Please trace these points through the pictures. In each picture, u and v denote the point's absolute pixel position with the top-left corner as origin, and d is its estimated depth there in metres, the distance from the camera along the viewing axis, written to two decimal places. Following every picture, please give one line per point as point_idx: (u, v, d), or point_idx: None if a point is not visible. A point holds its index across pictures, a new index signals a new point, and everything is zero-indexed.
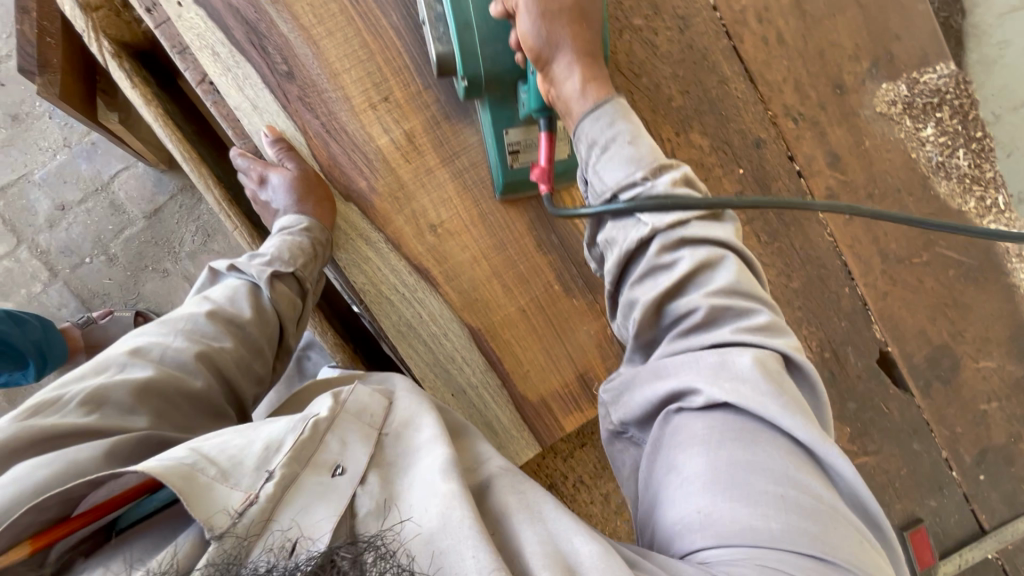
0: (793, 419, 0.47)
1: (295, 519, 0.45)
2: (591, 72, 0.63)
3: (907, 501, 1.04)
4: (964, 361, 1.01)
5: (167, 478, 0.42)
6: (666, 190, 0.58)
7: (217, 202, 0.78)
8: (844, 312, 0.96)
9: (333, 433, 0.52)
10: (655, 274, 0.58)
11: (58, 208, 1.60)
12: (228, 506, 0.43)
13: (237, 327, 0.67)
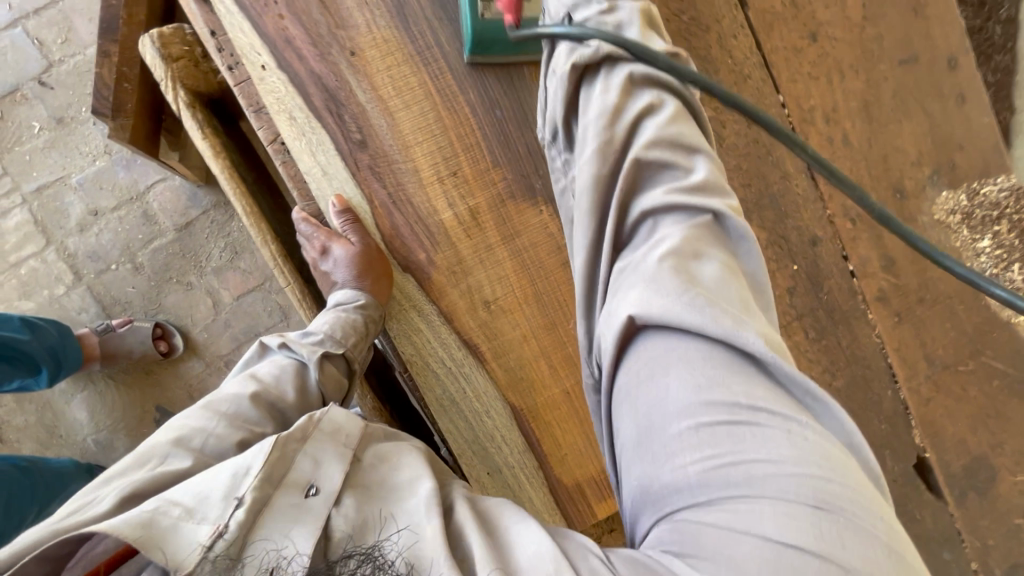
0: (700, 320, 0.48)
1: (269, 549, 0.49)
2: None
3: None
4: (1001, 474, 0.99)
5: (129, 530, 0.46)
6: (617, 31, 0.62)
7: (270, 260, 0.79)
8: (884, 414, 0.94)
9: (299, 452, 0.57)
10: (599, 120, 0.61)
11: (91, 213, 1.60)
12: (197, 540, 0.48)
13: (278, 411, 0.67)
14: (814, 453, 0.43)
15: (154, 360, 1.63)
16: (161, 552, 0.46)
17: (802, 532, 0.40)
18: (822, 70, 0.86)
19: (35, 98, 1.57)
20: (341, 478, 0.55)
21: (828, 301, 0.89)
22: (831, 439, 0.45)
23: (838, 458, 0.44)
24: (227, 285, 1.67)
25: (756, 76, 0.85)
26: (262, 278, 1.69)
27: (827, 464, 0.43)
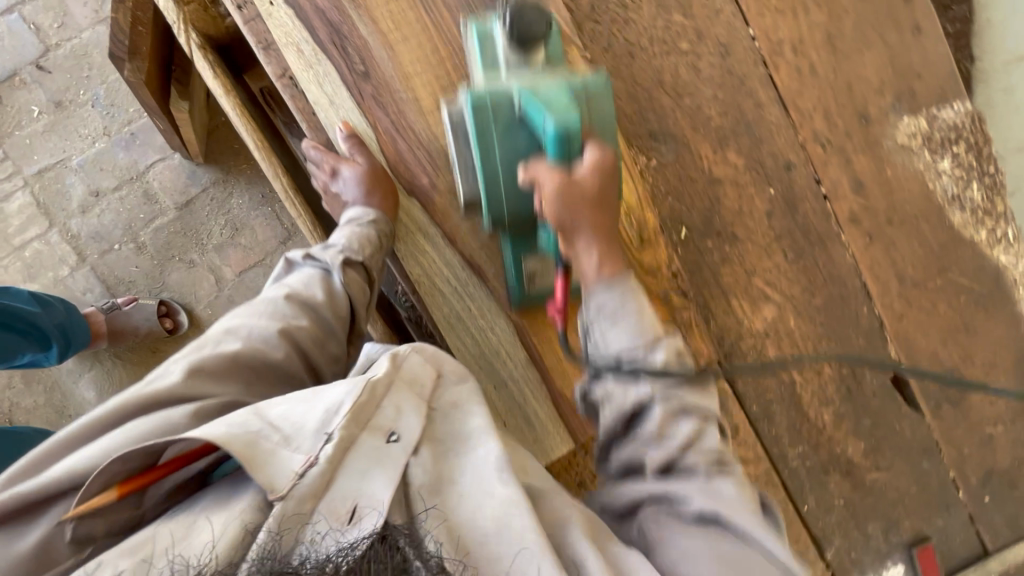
0: (748, 523, 0.59)
1: (355, 486, 0.58)
2: (608, 253, 0.67)
3: (915, 519, 1.07)
4: (972, 384, 1.05)
5: (231, 447, 0.56)
6: (663, 363, 0.65)
7: (282, 187, 0.92)
8: (861, 331, 1.01)
9: (384, 401, 0.66)
10: (645, 422, 0.66)
11: (92, 194, 1.64)
12: (292, 469, 0.57)
13: (312, 309, 0.80)
14: None
15: (158, 337, 1.65)
16: (262, 477, 0.56)
17: None
18: (787, 6, 0.93)
19: (34, 83, 1.62)
20: (418, 426, 0.66)
21: (804, 223, 0.95)
22: None
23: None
24: (229, 262, 1.71)
25: (727, 13, 0.92)
26: (263, 253, 1.73)
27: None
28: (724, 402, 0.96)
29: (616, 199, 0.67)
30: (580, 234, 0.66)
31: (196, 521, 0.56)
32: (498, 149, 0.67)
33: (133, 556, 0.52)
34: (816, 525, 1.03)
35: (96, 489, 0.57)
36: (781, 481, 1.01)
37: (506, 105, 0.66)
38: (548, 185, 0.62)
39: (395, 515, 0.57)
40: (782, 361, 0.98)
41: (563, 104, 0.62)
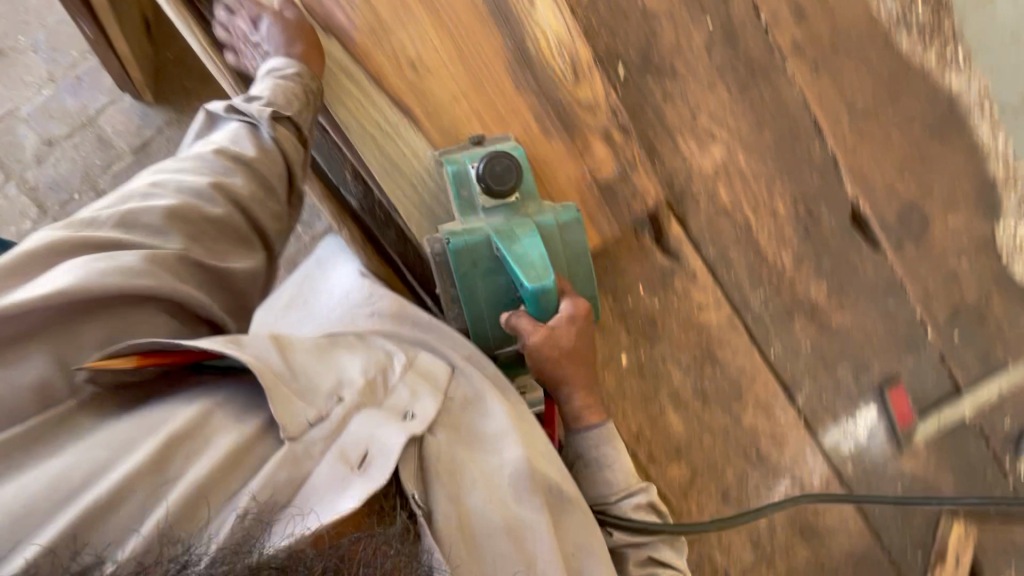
0: None
1: (366, 432, 0.67)
2: (589, 399, 0.83)
3: (885, 360, 1.07)
4: (932, 218, 1.05)
5: (261, 375, 0.64)
6: (633, 501, 0.82)
7: (199, 42, 0.92)
8: (815, 168, 0.99)
9: (396, 381, 0.76)
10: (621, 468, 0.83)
11: (46, 142, 1.62)
12: (303, 416, 0.65)
13: (247, 165, 0.78)
14: None
15: None
16: (280, 413, 0.64)
17: None
18: None
19: None
20: (432, 407, 0.74)
21: (744, 56, 0.94)
22: None
23: None
24: None
25: None
26: None
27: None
28: (680, 246, 0.95)
29: (591, 343, 0.81)
30: (560, 386, 0.82)
31: (213, 415, 0.62)
32: (481, 290, 0.79)
33: (152, 445, 0.57)
34: (786, 372, 1.03)
35: (113, 356, 0.61)
36: (745, 328, 1.00)
37: (485, 257, 0.77)
38: (529, 346, 0.77)
39: (409, 483, 0.66)
40: (735, 202, 0.97)
41: (543, 268, 0.73)
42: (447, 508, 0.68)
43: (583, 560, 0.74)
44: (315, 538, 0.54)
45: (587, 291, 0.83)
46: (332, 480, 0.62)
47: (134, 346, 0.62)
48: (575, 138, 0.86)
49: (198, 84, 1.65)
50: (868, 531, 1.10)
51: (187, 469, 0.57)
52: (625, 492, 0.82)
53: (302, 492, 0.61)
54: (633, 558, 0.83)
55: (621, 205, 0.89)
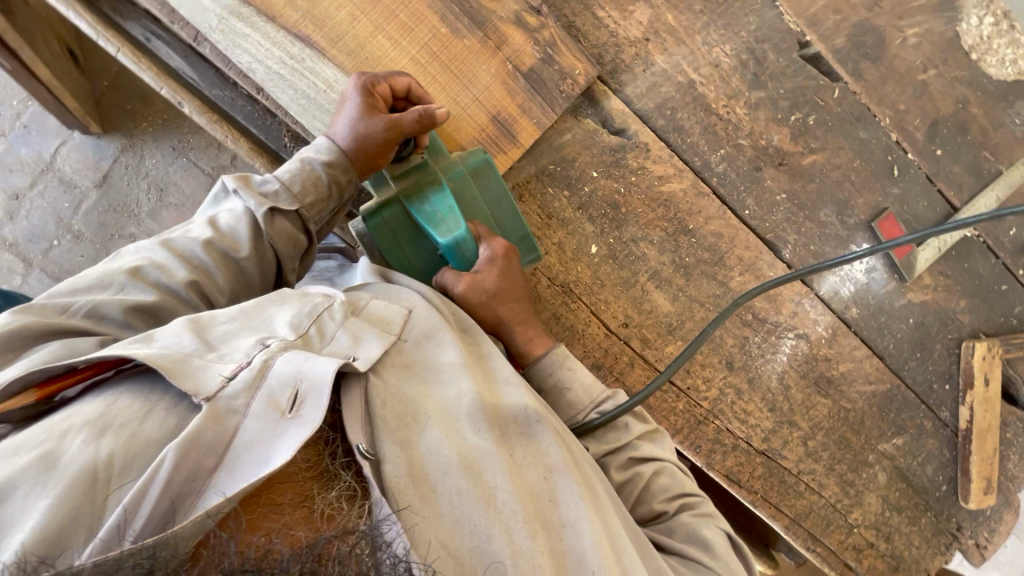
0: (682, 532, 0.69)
1: (293, 369, 0.56)
2: (532, 333, 0.82)
3: (869, 194, 1.03)
4: (887, 34, 0.99)
5: (155, 361, 0.52)
6: (603, 412, 0.79)
7: (98, 30, 0.98)
8: (749, 9, 0.94)
9: (334, 326, 0.65)
10: (586, 385, 0.81)
11: (13, 197, 1.64)
12: (220, 374, 0.54)
13: (234, 263, 0.71)
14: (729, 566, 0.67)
15: None
16: (187, 383, 0.52)
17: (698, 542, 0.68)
18: None
19: None
20: (379, 351, 0.65)
21: None
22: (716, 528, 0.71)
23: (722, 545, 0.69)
24: (167, 225, 1.68)
25: None
26: (196, 205, 1.68)
27: None
28: (624, 122, 0.92)
29: (522, 281, 0.82)
30: (502, 328, 0.81)
31: (116, 402, 0.52)
32: (410, 256, 0.82)
33: (46, 443, 0.48)
34: (765, 229, 1.00)
35: (10, 392, 0.52)
36: (712, 191, 0.97)
37: (404, 224, 0.80)
38: (453, 285, 0.78)
39: (355, 434, 0.57)
40: (672, 63, 0.93)
41: (450, 216, 0.76)
42: (395, 454, 0.58)
43: (557, 482, 0.64)
44: (288, 541, 0.47)
45: (517, 233, 0.84)
46: (263, 432, 0.52)
47: (39, 372, 0.53)
48: (488, 31, 0.83)
49: (141, 104, 1.65)
50: (886, 370, 1.09)
51: (80, 457, 0.47)
52: (590, 413, 0.79)
53: (232, 455, 0.50)
54: (615, 464, 0.76)
55: (551, 90, 0.86)
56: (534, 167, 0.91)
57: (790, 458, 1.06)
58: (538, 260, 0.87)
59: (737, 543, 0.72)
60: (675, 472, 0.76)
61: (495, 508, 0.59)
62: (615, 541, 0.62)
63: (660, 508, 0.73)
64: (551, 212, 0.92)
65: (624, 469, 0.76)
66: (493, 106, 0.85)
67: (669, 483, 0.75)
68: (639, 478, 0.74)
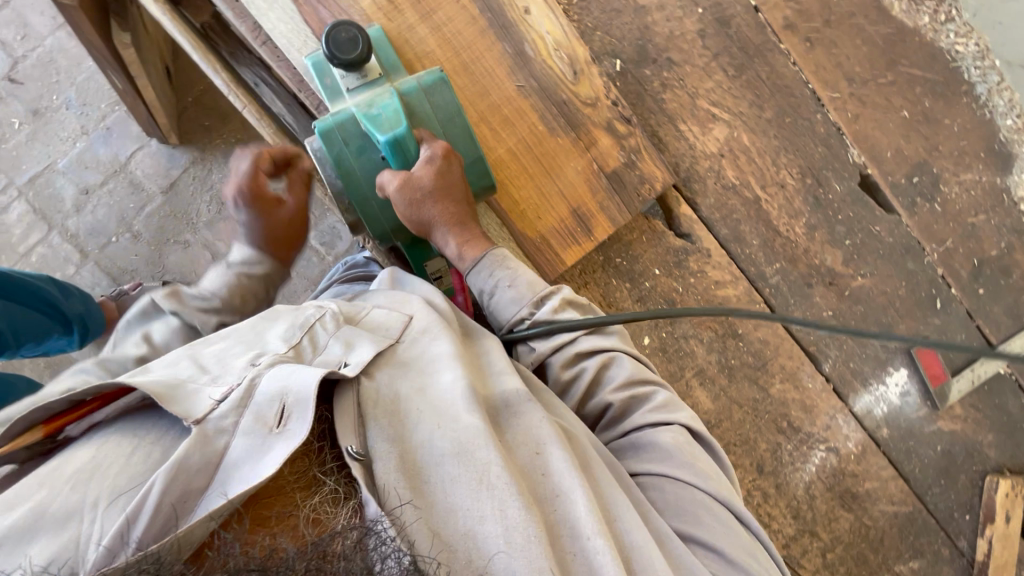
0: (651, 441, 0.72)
1: (279, 384, 0.58)
2: (467, 236, 0.80)
3: (911, 322, 1.07)
4: (944, 177, 1.05)
5: (146, 388, 0.56)
6: (550, 315, 0.77)
7: (224, 81, 0.99)
8: (820, 140, 1.01)
9: (327, 338, 0.71)
10: (522, 289, 0.79)
11: (82, 191, 1.71)
12: (210, 398, 0.57)
13: None
14: (698, 464, 0.70)
15: None
16: (179, 407, 0.55)
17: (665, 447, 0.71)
18: None
19: (10, 96, 1.68)
20: (369, 354, 0.69)
21: (739, 38, 0.96)
22: (682, 429, 0.72)
23: (690, 447, 0.71)
24: (221, 236, 1.75)
25: None
26: None
27: (733, 494, 0.69)
28: (691, 227, 0.98)
29: (463, 186, 0.80)
30: (438, 229, 0.79)
31: (108, 442, 0.55)
32: (357, 169, 0.79)
33: (40, 490, 0.50)
34: (810, 341, 1.05)
35: (16, 433, 0.56)
36: (764, 300, 1.02)
37: (353, 131, 0.78)
38: (395, 194, 0.76)
39: (346, 437, 0.58)
40: (742, 179, 0.99)
41: (393, 116, 0.76)
42: (386, 451, 0.60)
43: (549, 454, 0.65)
44: (291, 538, 0.49)
45: (471, 156, 0.81)
46: (251, 448, 0.54)
47: (42, 411, 0.56)
48: (580, 134, 0.90)
49: (219, 122, 1.75)
50: (910, 493, 1.11)
51: (71, 498, 0.50)
52: (533, 311, 0.78)
53: (217, 476, 0.53)
54: (561, 363, 0.77)
55: (630, 193, 0.93)
56: (602, 259, 0.96)
57: (807, 568, 1.07)
58: (491, 185, 0.84)
59: (699, 434, 0.74)
60: (624, 361, 0.77)
61: (486, 483, 0.60)
62: (607, 510, 0.64)
63: (608, 401, 0.75)
64: (611, 299, 0.96)
65: (571, 366, 0.77)
66: (575, 200, 0.90)
67: (618, 373, 0.76)
68: (586, 373, 0.76)
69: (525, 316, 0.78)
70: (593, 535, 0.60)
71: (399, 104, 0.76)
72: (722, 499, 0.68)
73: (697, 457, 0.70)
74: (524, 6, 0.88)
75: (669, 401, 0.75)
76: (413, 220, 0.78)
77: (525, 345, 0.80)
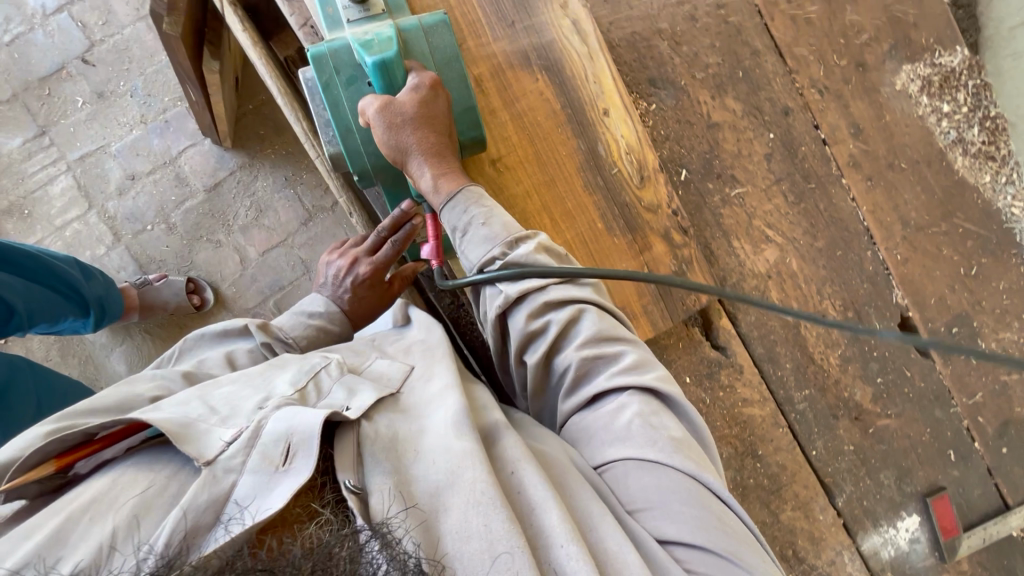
0: (614, 410, 0.64)
1: (285, 425, 0.55)
2: (442, 169, 0.75)
3: (929, 469, 1.06)
4: (985, 332, 1.05)
5: (162, 424, 0.54)
6: (524, 256, 0.70)
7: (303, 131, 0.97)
8: (867, 276, 1.02)
9: (331, 381, 0.67)
10: (493, 228, 0.72)
11: (129, 177, 1.73)
12: (220, 439, 0.54)
13: None
14: (671, 442, 0.61)
15: (186, 313, 1.70)
16: (190, 448, 0.53)
17: (631, 421, 0.63)
18: None
19: (79, 75, 1.72)
20: (371, 399, 0.64)
21: (803, 167, 0.98)
22: (654, 401, 0.64)
23: (662, 421, 0.63)
24: (253, 242, 1.77)
25: None
26: (285, 233, 1.78)
27: (714, 473, 0.61)
28: (728, 341, 0.99)
29: (449, 121, 0.76)
30: (414, 158, 0.75)
31: (122, 475, 0.53)
32: (346, 99, 0.77)
33: (55, 519, 0.48)
34: (827, 471, 1.03)
35: (30, 465, 0.54)
36: (788, 424, 1.01)
37: (347, 59, 0.76)
38: (376, 119, 0.72)
39: (345, 470, 0.55)
40: (785, 302, 0.99)
41: (386, 42, 0.74)
42: (385, 486, 0.55)
43: (527, 472, 0.58)
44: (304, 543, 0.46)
45: (463, 102, 0.79)
46: (256, 489, 0.51)
47: (54, 444, 0.55)
48: (638, 237, 0.90)
49: (273, 133, 1.78)
50: None
51: (88, 535, 0.47)
52: (506, 252, 0.71)
53: (225, 515, 0.50)
54: (526, 312, 0.69)
55: (676, 302, 0.93)
56: None
57: None
58: (480, 138, 0.82)
59: (674, 402, 0.66)
60: (594, 316, 0.69)
61: (472, 504, 0.54)
62: (583, 521, 0.57)
63: (569, 360, 0.67)
64: None
65: (537, 318, 0.69)
66: (621, 301, 0.90)
67: (585, 326, 0.68)
68: (551, 326, 0.68)
69: (495, 256, 0.71)
70: (567, 543, 0.53)
71: (394, 32, 0.75)
72: (696, 477, 0.59)
73: (668, 432, 0.62)
74: (605, 107, 0.89)
75: (637, 361, 0.67)
76: (390, 145, 0.73)
77: (492, 289, 0.72)
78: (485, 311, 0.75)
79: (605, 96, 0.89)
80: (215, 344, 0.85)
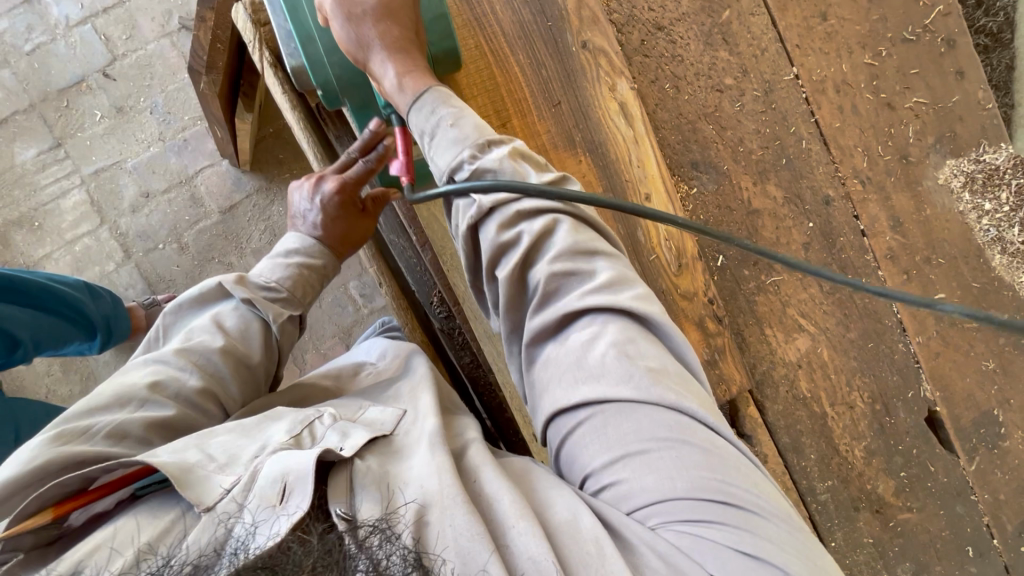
0: (589, 339, 0.58)
1: (280, 465, 0.51)
2: (408, 68, 0.70)
3: (947, 564, 1.04)
4: (1009, 429, 1.04)
5: (163, 467, 0.52)
6: (495, 159, 0.65)
7: None
8: (896, 368, 1.00)
9: (325, 427, 0.59)
10: (460, 128, 0.68)
11: (143, 195, 1.71)
12: (220, 485, 0.52)
13: (246, 365, 0.74)
14: (653, 378, 0.55)
15: None
16: (189, 494, 0.51)
17: (608, 355, 0.56)
18: (832, 47, 0.96)
19: (99, 89, 1.70)
20: (366, 437, 0.58)
21: (841, 257, 0.96)
22: (633, 327, 0.58)
23: (643, 354, 0.57)
24: None
25: (772, 50, 0.95)
26: None
27: (704, 409, 0.56)
28: (755, 430, 0.96)
29: (413, 17, 0.72)
30: (376, 54, 0.69)
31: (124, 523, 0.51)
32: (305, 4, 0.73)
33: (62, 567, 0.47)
34: (845, 564, 1.01)
35: (27, 514, 0.52)
36: (809, 515, 0.99)
37: None
38: (334, 14, 0.68)
39: (337, 495, 0.50)
40: (814, 392, 0.98)
41: None
42: (373, 503, 0.51)
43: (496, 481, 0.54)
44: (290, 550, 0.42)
45: (432, 9, 0.75)
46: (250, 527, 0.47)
47: (53, 491, 0.53)
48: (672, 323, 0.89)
49: (292, 158, 1.75)
50: None
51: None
52: (474, 154, 0.66)
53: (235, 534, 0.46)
54: (498, 221, 0.64)
55: None
56: None
57: None
58: (452, 51, 0.77)
59: (656, 326, 0.60)
60: (570, 230, 0.63)
61: (440, 512, 0.50)
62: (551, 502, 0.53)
63: (541, 277, 0.61)
64: None
65: (509, 228, 0.63)
66: None
67: (561, 239, 0.62)
68: (524, 236, 0.62)
69: (464, 162, 0.66)
70: (518, 520, 0.50)
71: None
72: (676, 408, 0.54)
73: (646, 363, 0.56)
74: (647, 192, 0.87)
75: (615, 277, 0.60)
76: (351, 41, 0.68)
77: (465, 202, 0.66)
78: (457, 226, 0.69)
79: (649, 182, 0.87)
80: (197, 311, 0.78)
